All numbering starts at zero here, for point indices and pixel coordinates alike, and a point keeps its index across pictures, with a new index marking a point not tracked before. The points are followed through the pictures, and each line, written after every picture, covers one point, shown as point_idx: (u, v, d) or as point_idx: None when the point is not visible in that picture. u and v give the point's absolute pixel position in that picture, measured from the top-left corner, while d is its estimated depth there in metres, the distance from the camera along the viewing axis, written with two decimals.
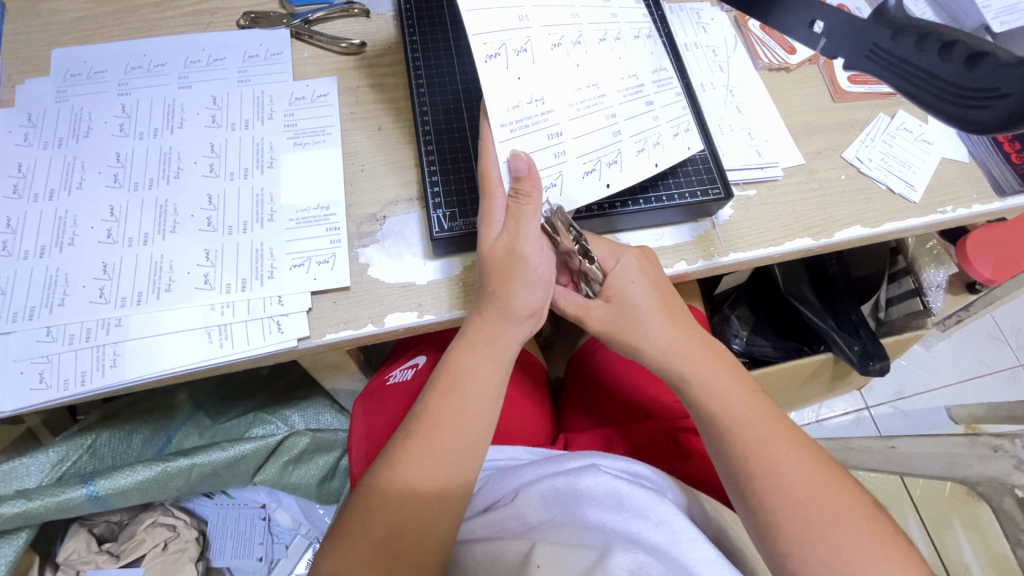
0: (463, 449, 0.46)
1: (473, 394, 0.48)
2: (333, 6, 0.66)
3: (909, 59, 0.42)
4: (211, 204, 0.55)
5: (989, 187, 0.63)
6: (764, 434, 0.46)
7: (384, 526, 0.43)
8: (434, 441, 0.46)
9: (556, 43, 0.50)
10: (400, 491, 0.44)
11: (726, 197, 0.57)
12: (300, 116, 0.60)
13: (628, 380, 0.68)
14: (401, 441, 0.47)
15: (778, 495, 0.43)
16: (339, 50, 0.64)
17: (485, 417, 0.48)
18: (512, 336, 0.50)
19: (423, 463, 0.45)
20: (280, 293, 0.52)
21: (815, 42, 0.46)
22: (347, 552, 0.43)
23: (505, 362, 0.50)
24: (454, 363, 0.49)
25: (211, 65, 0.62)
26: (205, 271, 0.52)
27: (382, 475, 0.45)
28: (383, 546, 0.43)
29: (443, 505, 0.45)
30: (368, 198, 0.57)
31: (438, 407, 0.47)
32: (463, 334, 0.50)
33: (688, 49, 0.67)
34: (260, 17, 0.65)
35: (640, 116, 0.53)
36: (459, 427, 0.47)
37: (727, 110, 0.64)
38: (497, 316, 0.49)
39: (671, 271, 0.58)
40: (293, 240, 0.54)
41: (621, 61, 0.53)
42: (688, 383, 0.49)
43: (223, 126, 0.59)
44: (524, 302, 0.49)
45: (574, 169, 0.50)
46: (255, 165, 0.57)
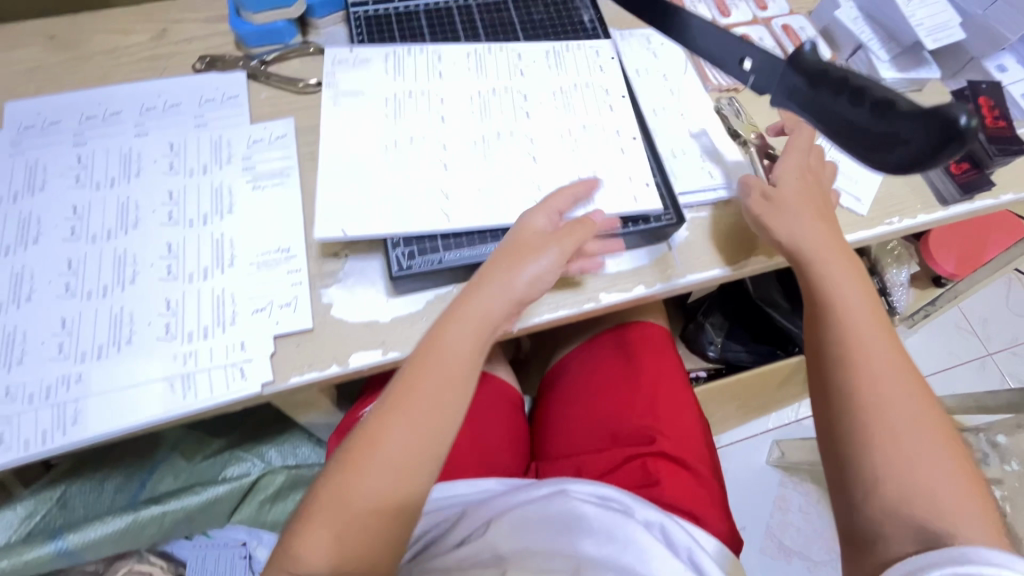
0: (440, 429, 0.45)
1: (453, 369, 0.47)
2: (288, 46, 0.67)
3: (826, 105, 0.40)
4: (170, 252, 0.55)
5: (932, 197, 0.66)
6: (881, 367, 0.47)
7: (354, 513, 0.41)
8: (412, 416, 0.44)
9: (521, 96, 0.64)
10: (379, 454, 0.43)
11: (678, 223, 0.59)
12: (257, 159, 0.60)
13: (647, 383, 0.69)
14: (375, 417, 0.45)
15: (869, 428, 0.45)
16: (295, 89, 0.65)
17: (460, 388, 0.47)
18: (498, 312, 0.50)
19: (399, 444, 0.43)
20: (244, 338, 0.52)
21: (745, 78, 0.44)
22: (315, 541, 0.41)
23: (487, 339, 0.49)
24: (436, 335, 0.48)
25: (166, 111, 0.62)
26: (166, 320, 0.52)
27: (353, 455, 0.43)
28: (354, 535, 0.41)
29: (414, 473, 0.43)
30: (329, 238, 0.58)
31: (418, 372, 0.46)
32: (451, 309, 0.50)
33: (639, 75, 0.69)
34: (216, 60, 0.66)
35: (587, 138, 0.61)
36: (437, 404, 0.45)
37: (680, 134, 0.66)
38: (498, 294, 0.50)
39: (630, 295, 0.59)
40: (255, 284, 0.54)
41: (578, 104, 0.64)
42: (837, 304, 0.51)
43: (181, 172, 0.59)
44: (514, 279, 0.50)
45: (517, 178, 0.58)
46: (214, 211, 0.57)
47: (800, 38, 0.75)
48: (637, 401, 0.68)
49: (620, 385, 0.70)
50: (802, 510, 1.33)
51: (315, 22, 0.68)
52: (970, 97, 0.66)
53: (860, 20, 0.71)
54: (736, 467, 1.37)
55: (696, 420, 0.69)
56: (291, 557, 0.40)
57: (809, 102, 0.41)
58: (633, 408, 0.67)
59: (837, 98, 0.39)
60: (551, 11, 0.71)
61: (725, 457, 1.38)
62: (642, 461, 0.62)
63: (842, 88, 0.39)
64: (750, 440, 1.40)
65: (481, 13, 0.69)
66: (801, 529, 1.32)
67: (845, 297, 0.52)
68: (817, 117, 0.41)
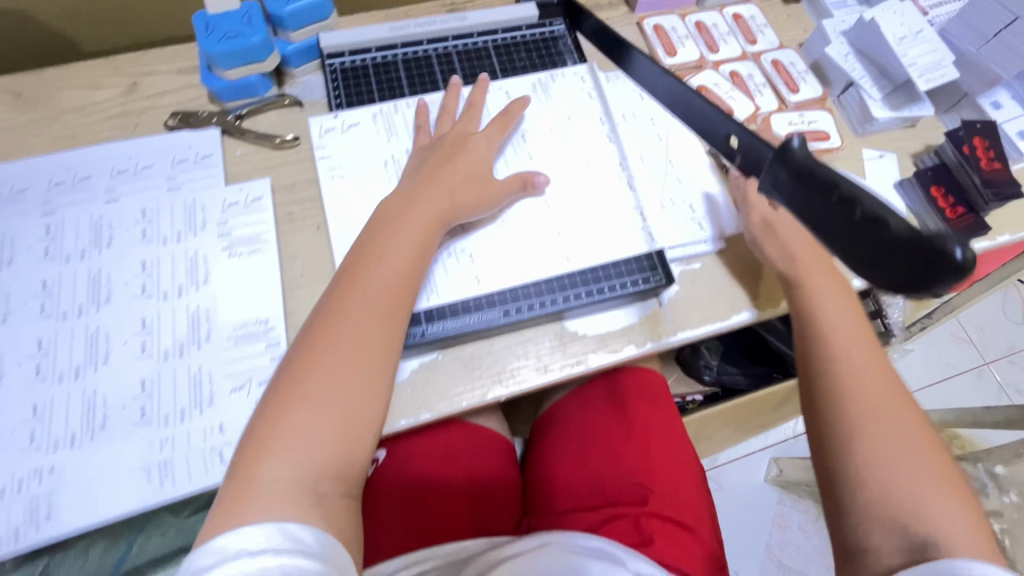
0: (400, 295, 0.50)
1: (395, 252, 0.51)
2: (263, 98, 0.65)
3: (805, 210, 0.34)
4: (144, 328, 0.54)
5: None
6: (875, 390, 0.50)
7: (311, 397, 0.44)
8: (361, 290, 0.49)
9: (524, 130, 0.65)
10: (342, 316, 0.48)
11: (667, 284, 0.59)
12: (233, 224, 0.59)
13: (640, 432, 0.69)
14: (325, 305, 0.49)
15: (863, 447, 0.48)
16: (272, 145, 0.63)
17: (410, 254, 0.52)
18: (441, 206, 0.54)
19: (349, 314, 0.48)
20: (222, 420, 0.51)
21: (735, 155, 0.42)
22: (278, 433, 0.43)
23: (432, 233, 0.54)
24: (391, 216, 0.54)
25: (138, 174, 0.60)
26: (141, 402, 0.51)
27: (306, 351, 0.46)
28: (316, 423, 0.44)
29: (377, 335, 0.48)
30: (309, 305, 0.56)
31: (372, 244, 0.52)
32: (393, 206, 0.54)
33: (625, 119, 0.67)
34: (189, 115, 0.64)
35: (596, 172, 0.63)
36: (383, 276, 0.50)
37: (666, 183, 0.64)
38: (447, 206, 0.55)
39: (620, 356, 0.57)
40: (233, 359, 0.53)
41: (579, 135, 0.65)
42: (821, 323, 0.54)
43: (154, 240, 0.57)
44: (457, 183, 0.56)
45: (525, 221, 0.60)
46: (189, 282, 0.56)
47: (791, 74, 0.72)
48: (629, 452, 0.67)
49: (612, 437, 0.69)
50: (801, 527, 1.32)
51: (291, 70, 0.66)
52: (965, 137, 0.64)
53: (851, 55, 0.69)
54: (734, 486, 1.37)
55: (690, 465, 0.69)
56: (252, 454, 0.43)
57: (805, 205, 0.34)
58: (626, 460, 0.67)
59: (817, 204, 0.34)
60: (533, 55, 0.69)
61: (723, 475, 1.38)
62: (637, 517, 0.61)
63: (826, 205, 0.33)
64: (747, 457, 1.39)
65: (461, 59, 0.68)
66: (800, 546, 1.31)
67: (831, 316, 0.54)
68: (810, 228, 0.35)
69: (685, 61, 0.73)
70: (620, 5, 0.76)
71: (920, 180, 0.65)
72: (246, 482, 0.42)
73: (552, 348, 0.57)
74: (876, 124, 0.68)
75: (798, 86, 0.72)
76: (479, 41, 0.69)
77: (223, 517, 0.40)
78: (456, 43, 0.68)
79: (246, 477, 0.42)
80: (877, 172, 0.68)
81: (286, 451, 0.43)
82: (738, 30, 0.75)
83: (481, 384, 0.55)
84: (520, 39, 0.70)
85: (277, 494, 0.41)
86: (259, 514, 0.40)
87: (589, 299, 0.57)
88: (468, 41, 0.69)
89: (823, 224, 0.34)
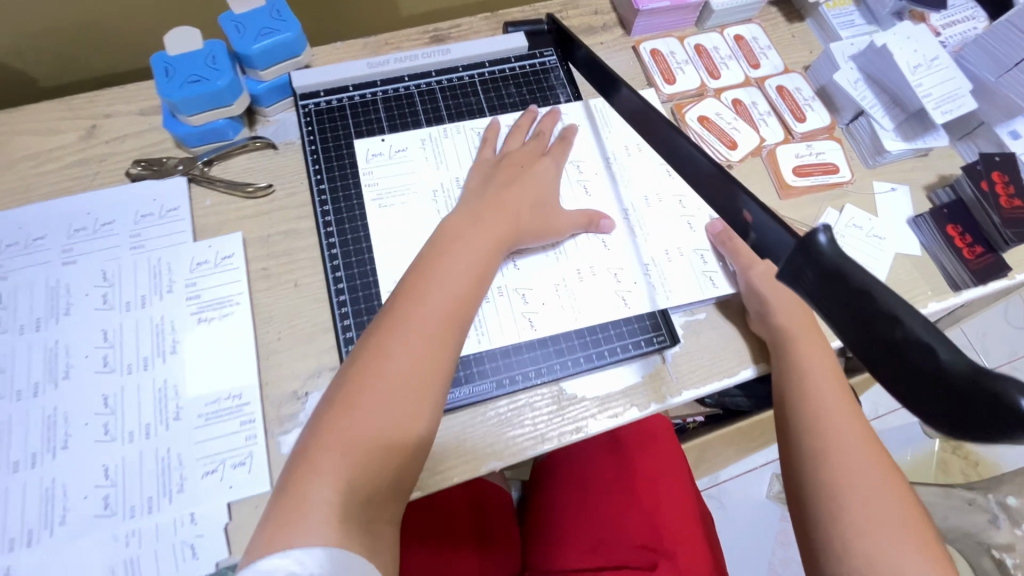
0: (460, 312, 0.47)
1: (461, 270, 0.49)
2: (233, 142, 0.60)
3: (826, 299, 0.28)
4: (107, 407, 0.49)
5: (942, 282, 0.61)
6: (858, 460, 0.47)
7: (370, 416, 0.42)
8: (425, 308, 0.46)
9: (577, 164, 0.62)
10: (414, 326, 0.45)
11: (672, 344, 0.55)
12: (202, 285, 0.54)
13: (645, 492, 0.65)
14: (386, 318, 0.46)
15: (849, 525, 0.45)
16: (243, 194, 0.59)
17: (475, 271, 0.49)
18: (508, 227, 0.52)
19: (414, 334, 0.45)
20: (194, 509, 0.47)
21: (746, 232, 0.37)
22: (328, 453, 0.40)
23: (497, 254, 0.51)
24: (452, 230, 0.51)
25: (97, 231, 0.56)
26: (105, 492, 0.47)
27: (364, 367, 0.43)
28: (371, 447, 0.41)
29: (443, 352, 0.45)
30: (287, 373, 0.52)
31: (437, 256, 0.49)
32: (455, 221, 0.52)
33: (628, 153, 0.64)
34: (153, 163, 0.59)
35: (632, 211, 0.61)
36: (450, 296, 0.47)
37: (676, 224, 0.61)
38: (513, 230, 0.53)
39: (621, 420, 0.53)
40: (205, 440, 0.49)
41: (621, 172, 0.62)
42: (807, 388, 0.52)
43: (116, 307, 0.53)
44: (523, 206, 0.54)
45: (555, 270, 0.57)
46: (155, 353, 0.51)
47: (796, 101, 0.68)
48: (632, 508, 0.64)
49: (612, 491, 0.66)
50: None
51: (263, 110, 0.61)
52: (983, 172, 0.60)
53: (861, 81, 0.65)
54: None
55: (698, 518, 0.65)
56: (303, 472, 0.40)
57: (833, 315, 0.28)
58: (628, 522, 0.63)
59: (844, 296, 0.27)
60: (523, 89, 0.65)
61: (724, 493, 1.27)
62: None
63: (862, 318, 0.26)
64: (749, 474, 1.28)
65: (446, 96, 0.64)
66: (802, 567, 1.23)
67: (816, 376, 0.53)
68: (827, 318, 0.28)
69: (685, 89, 0.68)
70: (615, 28, 0.71)
71: (935, 218, 0.62)
72: (295, 502, 0.38)
73: (550, 415, 0.53)
74: (888, 156, 0.64)
75: (804, 114, 0.68)
76: (465, 76, 0.65)
77: (270, 538, 0.37)
78: (440, 79, 0.64)
79: (295, 497, 0.39)
80: (890, 207, 0.64)
81: (338, 472, 0.40)
82: (740, 53, 0.71)
83: (475, 458, 0.51)
84: (509, 71, 0.66)
85: (330, 517, 0.38)
86: (310, 535, 0.37)
87: (590, 363, 0.54)
88: (453, 76, 0.64)
89: (859, 342, 0.27)
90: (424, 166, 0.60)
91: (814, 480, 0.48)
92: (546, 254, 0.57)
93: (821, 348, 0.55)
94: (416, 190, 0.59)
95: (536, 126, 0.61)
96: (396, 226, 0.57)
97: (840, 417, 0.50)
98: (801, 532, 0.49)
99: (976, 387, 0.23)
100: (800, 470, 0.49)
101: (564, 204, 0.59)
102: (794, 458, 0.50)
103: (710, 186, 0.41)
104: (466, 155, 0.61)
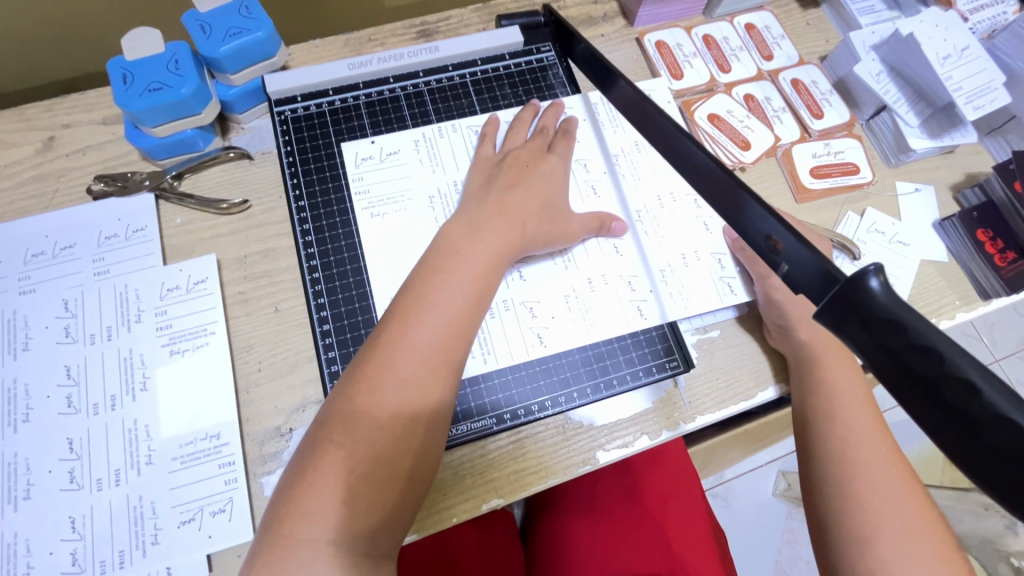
0: (458, 335, 0.43)
1: (460, 285, 0.44)
2: (204, 153, 0.55)
3: (879, 352, 0.24)
4: (72, 452, 0.45)
5: (971, 290, 0.57)
6: (885, 487, 0.44)
7: (362, 449, 0.38)
8: (422, 329, 0.42)
9: (584, 163, 0.57)
10: (408, 353, 0.41)
11: (685, 369, 0.51)
12: (174, 314, 0.50)
13: (654, 523, 0.62)
14: (378, 340, 0.42)
15: (876, 559, 0.41)
16: (216, 210, 0.54)
17: (475, 288, 0.45)
18: (511, 237, 0.48)
19: (410, 359, 0.41)
20: (170, 562, 0.43)
21: (776, 264, 0.33)
22: (317, 491, 0.37)
23: (500, 266, 0.47)
24: (447, 243, 0.47)
25: (57, 256, 0.51)
26: (72, 546, 0.43)
27: (356, 396, 0.40)
28: (364, 485, 0.38)
29: (439, 381, 0.41)
30: (268, 408, 0.48)
31: (432, 271, 0.45)
32: (452, 230, 0.47)
33: (640, 150, 0.58)
34: (117, 178, 0.54)
35: (643, 214, 0.56)
36: (448, 314, 0.43)
37: (693, 227, 0.56)
38: (517, 239, 0.48)
39: (632, 450, 0.49)
40: (180, 485, 0.45)
41: (628, 171, 0.57)
42: (833, 411, 0.48)
43: (80, 340, 0.48)
44: (530, 211, 0.50)
45: (561, 281, 0.52)
46: (123, 390, 0.47)
47: (813, 95, 0.64)
48: (643, 531, 0.61)
49: (622, 513, 0.63)
50: None
51: (236, 116, 0.56)
52: (1016, 172, 0.56)
53: (883, 74, 0.60)
54: None
55: (713, 541, 0.62)
56: (289, 513, 0.36)
57: (890, 378, 0.24)
58: (639, 553, 0.60)
59: (901, 353, 0.24)
60: (519, 89, 0.60)
61: (730, 492, 1.15)
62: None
63: (930, 384, 0.23)
64: (755, 472, 1.16)
65: (435, 98, 0.58)
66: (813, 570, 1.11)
67: (843, 397, 0.48)
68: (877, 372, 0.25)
69: (693, 84, 0.63)
70: (616, 18, 0.66)
71: (963, 222, 0.58)
72: (280, 545, 0.35)
73: (556, 448, 0.49)
74: (913, 155, 0.60)
75: (822, 109, 0.63)
76: (455, 76, 0.60)
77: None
78: (429, 79, 0.59)
79: (280, 538, 0.35)
80: (914, 210, 0.60)
81: (327, 512, 0.36)
82: (752, 43, 0.66)
83: (476, 496, 0.47)
84: (503, 70, 0.61)
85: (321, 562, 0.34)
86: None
87: (597, 393, 0.50)
88: (442, 77, 0.59)
89: (924, 412, 0.23)
90: (416, 171, 0.55)
91: (837, 509, 0.44)
92: (557, 264, 0.53)
93: (848, 363, 0.51)
94: (406, 201, 0.54)
95: (538, 122, 0.57)
96: (384, 242, 0.52)
97: (867, 442, 0.46)
98: (823, 567, 0.45)
99: None
100: (820, 498, 0.46)
101: (573, 206, 0.55)
102: (813, 486, 0.47)
103: (724, 201, 0.36)
104: (462, 155, 0.56)
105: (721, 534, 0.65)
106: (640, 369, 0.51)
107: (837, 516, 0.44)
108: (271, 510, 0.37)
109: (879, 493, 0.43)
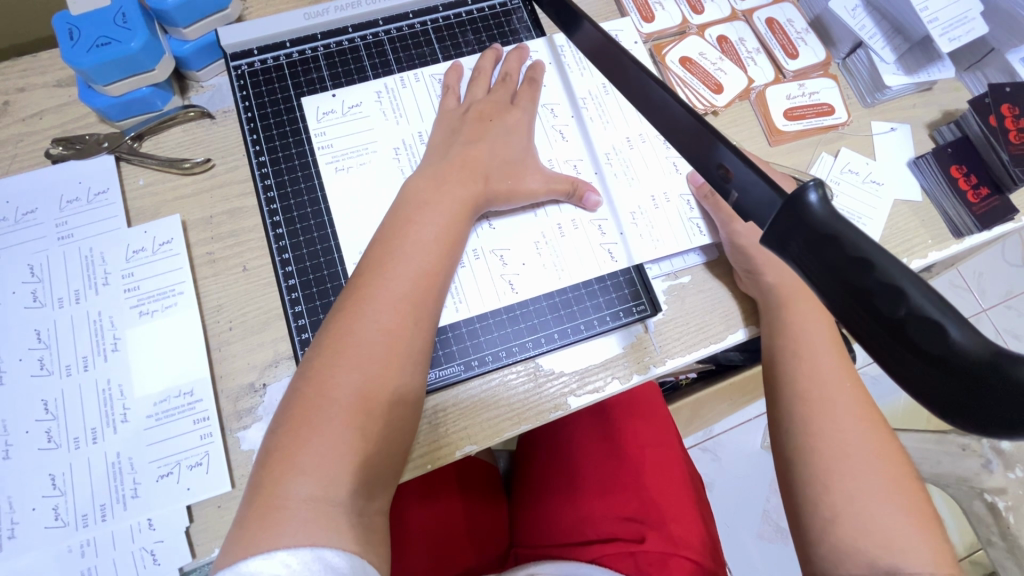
0: (428, 288, 0.43)
1: (427, 239, 0.44)
2: (162, 112, 0.54)
3: (818, 268, 0.24)
4: (48, 413, 0.46)
5: (944, 229, 0.57)
6: (848, 424, 0.44)
7: (350, 403, 0.38)
8: (390, 281, 0.42)
9: (551, 108, 0.56)
10: (375, 306, 0.41)
11: (652, 313, 0.52)
12: (141, 276, 0.50)
13: (632, 463, 0.64)
14: (348, 295, 0.42)
15: (838, 491, 0.42)
16: (179, 171, 0.53)
17: (440, 243, 0.44)
18: (474, 189, 0.47)
19: (377, 312, 0.41)
20: (150, 514, 0.44)
21: (728, 190, 0.32)
22: (303, 447, 0.36)
23: (465, 219, 0.47)
24: (413, 201, 0.46)
25: (20, 222, 0.50)
26: (54, 502, 0.44)
27: (336, 352, 0.39)
28: (358, 437, 0.37)
29: (409, 334, 0.41)
30: (241, 364, 0.49)
31: (398, 229, 0.44)
32: (418, 183, 0.47)
33: (607, 90, 0.57)
34: (75, 142, 0.53)
35: (613, 156, 0.55)
36: (416, 266, 0.43)
37: (663, 169, 0.55)
38: (480, 189, 0.48)
39: (603, 395, 0.50)
40: (157, 441, 0.46)
41: (598, 114, 0.56)
42: (802, 352, 0.48)
43: (48, 304, 0.48)
44: (492, 164, 0.49)
45: (530, 228, 0.52)
46: (94, 352, 0.47)
47: (788, 35, 0.62)
48: (620, 479, 0.63)
49: (599, 457, 0.65)
50: None
51: (194, 74, 0.55)
52: (992, 106, 0.55)
53: (859, 9, 0.59)
54: None
55: (686, 477, 0.64)
56: (272, 469, 0.36)
57: (829, 292, 0.24)
58: (617, 493, 0.62)
59: (839, 265, 0.23)
60: (482, 35, 0.58)
61: (719, 446, 1.17)
62: (635, 553, 0.56)
63: (863, 295, 0.22)
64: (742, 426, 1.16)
65: (395, 47, 0.57)
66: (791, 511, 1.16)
67: (812, 339, 0.48)
68: (815, 289, 0.24)
69: (664, 27, 0.61)
70: None
71: (937, 158, 0.57)
72: (268, 503, 0.34)
73: (527, 394, 0.49)
74: (888, 92, 0.59)
75: (796, 49, 0.61)
76: (416, 23, 0.58)
77: (245, 544, 0.33)
78: (389, 28, 0.58)
79: (270, 496, 0.35)
80: (888, 149, 0.59)
81: (320, 466, 0.36)
82: None
83: (448, 443, 0.47)
84: (466, 16, 0.59)
85: (313, 515, 0.34)
86: (295, 533, 0.33)
87: (566, 338, 0.51)
88: (402, 25, 0.58)
89: (858, 324, 0.23)
90: (380, 120, 0.54)
91: (798, 445, 0.45)
92: (525, 214, 0.52)
93: (816, 303, 0.51)
94: (371, 151, 0.53)
95: (500, 68, 0.55)
96: (347, 198, 0.51)
97: (834, 383, 0.46)
98: (786, 501, 0.46)
99: (969, 368, 0.21)
100: (784, 437, 0.46)
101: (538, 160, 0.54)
102: (777, 425, 0.47)
103: (684, 137, 0.35)
104: (427, 106, 0.55)
105: (698, 480, 0.67)
106: (609, 312, 0.51)
107: (800, 454, 0.45)
108: (257, 471, 0.36)
109: (842, 429, 0.44)
